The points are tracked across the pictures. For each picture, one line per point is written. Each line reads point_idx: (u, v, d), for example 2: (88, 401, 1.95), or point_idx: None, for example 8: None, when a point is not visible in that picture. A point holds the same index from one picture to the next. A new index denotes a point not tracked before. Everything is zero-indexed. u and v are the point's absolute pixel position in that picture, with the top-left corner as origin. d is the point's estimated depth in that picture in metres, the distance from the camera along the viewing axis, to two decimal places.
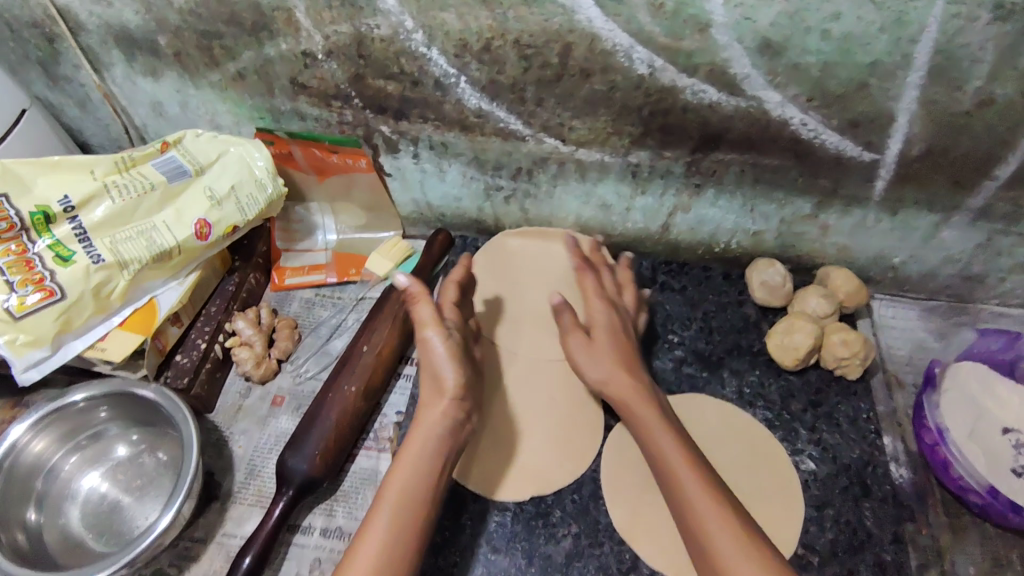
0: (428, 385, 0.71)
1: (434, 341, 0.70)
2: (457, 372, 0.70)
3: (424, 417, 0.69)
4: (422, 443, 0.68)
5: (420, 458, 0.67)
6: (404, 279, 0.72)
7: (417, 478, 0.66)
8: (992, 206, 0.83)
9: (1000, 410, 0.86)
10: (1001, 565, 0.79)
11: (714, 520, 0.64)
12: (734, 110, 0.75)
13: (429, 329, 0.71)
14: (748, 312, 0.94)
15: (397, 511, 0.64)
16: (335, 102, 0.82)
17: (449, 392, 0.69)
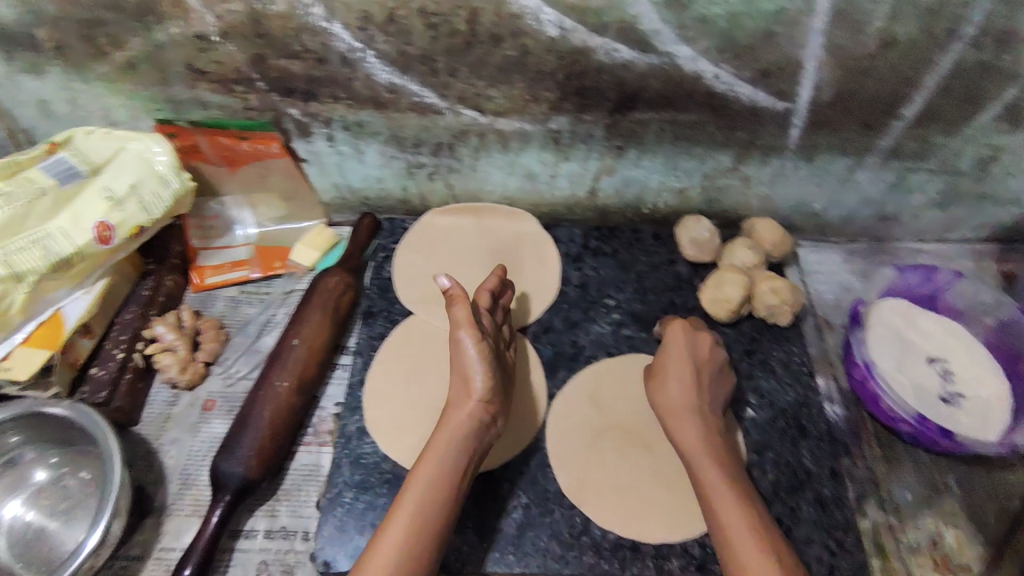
0: (457, 387, 0.71)
1: (466, 343, 0.70)
2: (487, 376, 0.70)
3: (451, 420, 0.69)
4: (447, 449, 0.67)
5: (444, 461, 0.66)
6: (445, 280, 0.73)
7: (439, 481, 0.65)
8: (901, 145, 0.86)
9: (923, 342, 0.91)
10: (934, 486, 0.83)
11: (739, 516, 0.64)
12: (648, 68, 0.75)
13: (462, 330, 0.70)
14: (680, 269, 0.95)
15: (422, 517, 0.62)
16: (238, 87, 0.77)
17: (476, 394, 0.69)
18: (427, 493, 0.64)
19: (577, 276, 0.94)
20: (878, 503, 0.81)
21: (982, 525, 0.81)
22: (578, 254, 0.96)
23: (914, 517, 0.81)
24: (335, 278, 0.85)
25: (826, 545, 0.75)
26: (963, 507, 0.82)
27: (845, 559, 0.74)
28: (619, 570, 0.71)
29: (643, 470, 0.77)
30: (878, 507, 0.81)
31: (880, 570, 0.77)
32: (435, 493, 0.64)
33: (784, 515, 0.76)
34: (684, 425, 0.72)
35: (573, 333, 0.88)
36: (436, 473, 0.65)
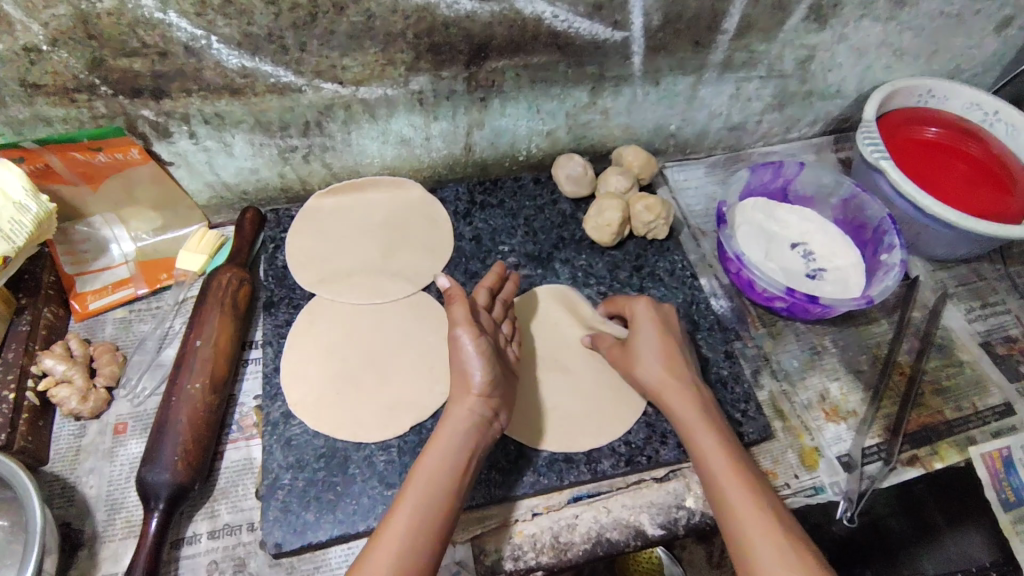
0: (456, 383, 0.72)
1: (464, 339, 0.71)
2: (485, 370, 0.71)
3: (454, 415, 0.70)
4: (444, 447, 0.67)
5: (446, 452, 0.67)
6: (444, 280, 0.75)
7: (437, 478, 0.65)
8: (730, 57, 0.95)
9: (784, 231, 1.02)
10: (815, 350, 0.94)
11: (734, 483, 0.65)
12: (490, 16, 0.79)
13: (459, 326, 0.72)
14: (563, 206, 1.01)
15: (421, 509, 0.63)
16: (80, 96, 0.75)
17: (474, 388, 0.70)
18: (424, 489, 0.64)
19: (469, 230, 0.97)
20: (771, 374, 0.91)
21: (859, 373, 0.92)
22: (466, 210, 0.99)
23: (803, 379, 0.91)
24: (228, 274, 0.83)
25: (733, 418, 0.83)
26: (842, 361, 0.93)
27: (751, 425, 0.83)
28: (558, 481, 0.76)
29: (554, 394, 0.82)
30: (771, 377, 0.91)
31: (782, 430, 0.86)
32: (432, 488, 0.64)
33: None
34: (673, 403, 0.73)
35: (474, 283, 0.92)
36: (434, 470, 0.65)
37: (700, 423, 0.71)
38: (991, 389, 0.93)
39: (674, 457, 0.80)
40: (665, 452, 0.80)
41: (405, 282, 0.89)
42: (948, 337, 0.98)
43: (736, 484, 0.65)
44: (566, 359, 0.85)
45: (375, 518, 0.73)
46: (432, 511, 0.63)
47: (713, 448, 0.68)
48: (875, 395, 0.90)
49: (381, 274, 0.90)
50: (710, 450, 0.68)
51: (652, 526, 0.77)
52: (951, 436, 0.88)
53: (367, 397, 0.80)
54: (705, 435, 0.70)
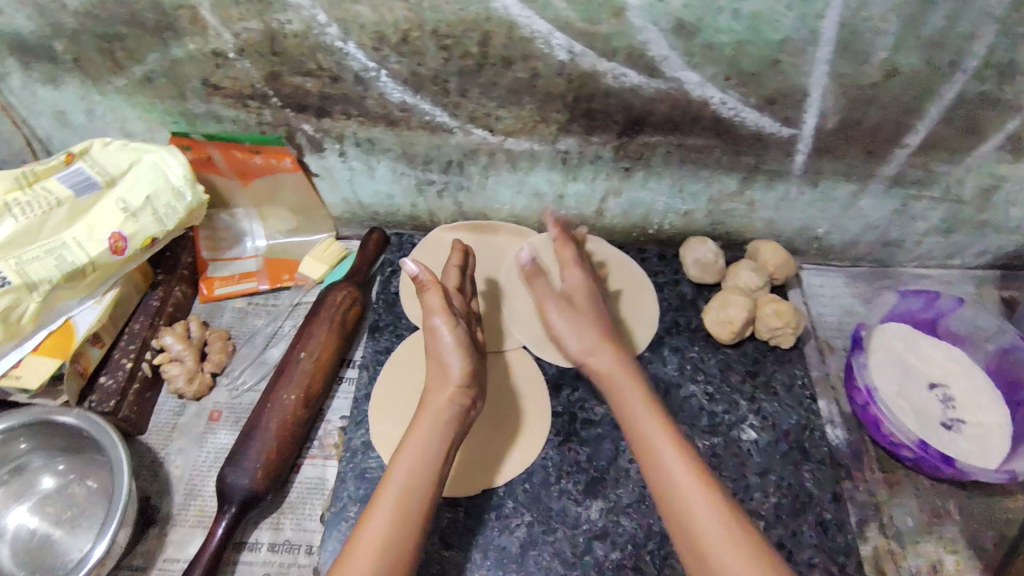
0: (435, 374, 0.73)
1: (442, 330, 0.74)
2: (464, 361, 0.72)
3: (429, 405, 0.70)
4: (425, 436, 0.68)
5: (427, 444, 0.67)
6: (411, 265, 0.77)
7: (421, 469, 0.65)
8: (902, 172, 0.87)
9: (925, 367, 0.92)
10: (937, 513, 0.83)
11: (693, 486, 0.63)
12: (656, 93, 0.77)
13: (436, 316, 0.74)
14: (685, 290, 0.96)
15: (403, 498, 0.63)
16: (252, 102, 0.79)
17: (453, 379, 0.71)
18: (402, 491, 0.63)
19: None
20: (879, 529, 0.82)
21: (983, 552, 0.81)
22: None
23: (916, 543, 0.81)
24: (343, 292, 0.85)
25: (827, 570, 0.75)
26: (965, 534, 0.82)
27: None
28: None
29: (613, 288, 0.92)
30: (878, 530, 0.82)
31: None
32: (412, 484, 0.64)
33: (785, 538, 0.77)
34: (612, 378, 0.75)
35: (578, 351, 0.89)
36: (410, 467, 0.65)
37: (639, 401, 0.72)
38: None
39: None
40: None
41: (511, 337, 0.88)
42: None
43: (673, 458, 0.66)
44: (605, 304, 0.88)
45: None
46: (417, 489, 0.64)
47: (658, 434, 0.68)
48: None
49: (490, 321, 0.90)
50: (649, 427, 0.69)
51: None
52: None
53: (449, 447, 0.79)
54: (651, 421, 0.70)
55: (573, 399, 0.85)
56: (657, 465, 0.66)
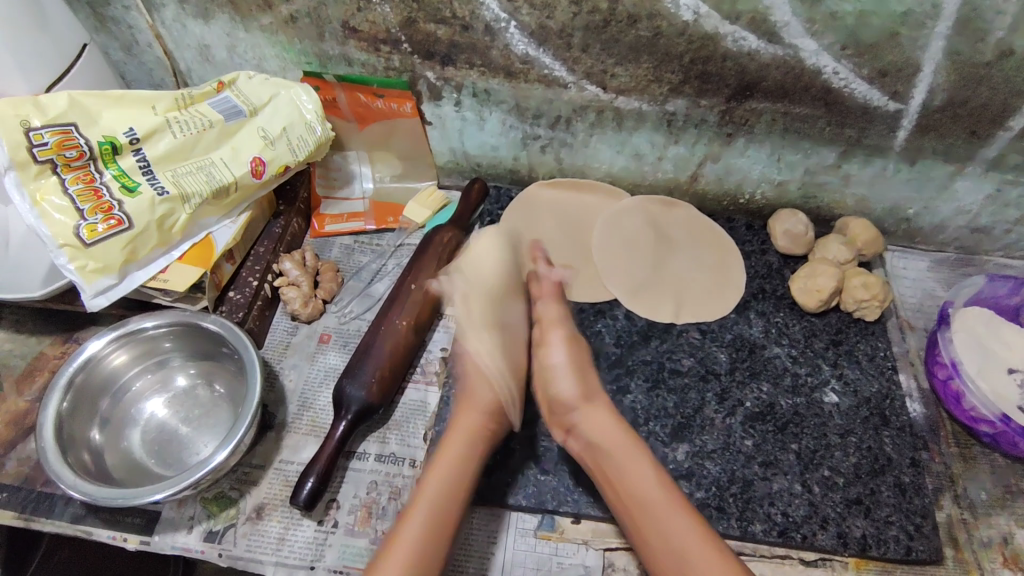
0: (465, 401, 0.75)
1: (474, 362, 0.78)
2: (492, 386, 0.76)
3: (464, 424, 0.72)
4: (455, 448, 0.70)
5: (457, 458, 0.69)
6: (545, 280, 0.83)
7: (452, 483, 0.67)
8: (1003, 155, 0.88)
9: (1006, 352, 0.90)
10: (1010, 490, 0.85)
11: (660, 506, 0.64)
12: (772, 58, 0.80)
13: (470, 343, 0.78)
14: (771, 259, 0.98)
15: (434, 505, 0.65)
16: (384, 47, 0.85)
17: (474, 404, 0.74)
18: (438, 502, 0.65)
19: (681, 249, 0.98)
20: (953, 499, 0.84)
21: None
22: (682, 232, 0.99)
23: (988, 515, 0.83)
24: (450, 234, 0.91)
25: (903, 528, 0.78)
26: None
27: (921, 542, 0.77)
28: None
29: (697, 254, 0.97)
30: (952, 500, 0.84)
31: (952, 559, 0.80)
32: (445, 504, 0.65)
33: (863, 495, 0.80)
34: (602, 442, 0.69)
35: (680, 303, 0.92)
36: (443, 486, 0.66)
37: (606, 416, 0.71)
38: None
39: (830, 545, 0.76)
40: (823, 537, 0.76)
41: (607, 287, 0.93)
42: None
43: (688, 525, 0.63)
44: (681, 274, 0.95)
45: (525, 496, 0.78)
46: (448, 506, 0.65)
47: (652, 490, 0.66)
48: None
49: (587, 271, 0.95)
50: (648, 489, 0.66)
51: None
52: None
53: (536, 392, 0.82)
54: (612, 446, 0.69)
55: (661, 351, 0.89)
56: (623, 482, 0.67)
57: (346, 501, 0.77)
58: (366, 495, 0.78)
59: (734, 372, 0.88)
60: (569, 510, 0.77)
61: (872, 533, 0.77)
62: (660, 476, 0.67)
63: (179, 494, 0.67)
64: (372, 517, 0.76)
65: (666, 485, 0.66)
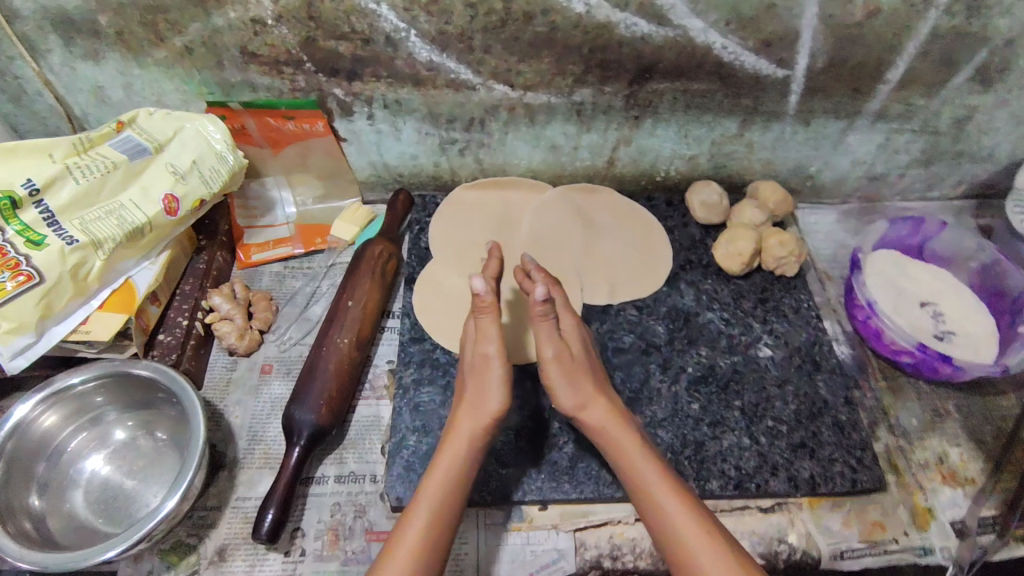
0: (469, 401, 0.70)
1: (490, 359, 0.69)
2: (501, 393, 0.69)
3: (461, 431, 0.69)
4: (449, 457, 0.67)
5: (451, 469, 0.67)
6: (481, 282, 0.69)
7: (448, 493, 0.65)
8: (885, 107, 0.95)
9: (914, 288, 0.98)
10: (937, 413, 0.91)
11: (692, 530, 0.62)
12: (664, 40, 0.84)
13: (490, 343, 0.69)
14: (693, 231, 1.03)
15: (435, 515, 0.64)
16: (287, 69, 0.84)
17: (483, 406, 0.69)
18: (436, 510, 0.64)
19: (610, 221, 1.01)
20: (889, 429, 0.89)
21: (980, 443, 0.89)
22: (616, 208, 1.03)
23: (921, 439, 0.89)
24: (380, 246, 0.91)
25: (846, 463, 0.83)
26: (964, 428, 0.90)
27: (865, 473, 0.82)
28: None
29: (630, 229, 1.01)
30: (887, 430, 0.89)
31: (895, 484, 0.84)
32: (442, 510, 0.65)
33: (807, 438, 0.84)
34: (610, 432, 0.70)
35: (613, 275, 0.96)
36: (439, 495, 0.65)
37: (627, 441, 0.70)
38: None
39: (783, 490, 0.80)
40: (775, 484, 0.80)
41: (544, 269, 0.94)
42: None
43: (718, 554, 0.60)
44: (612, 250, 0.99)
45: (488, 492, 0.77)
46: (444, 521, 0.64)
47: (682, 522, 0.63)
48: (997, 468, 0.87)
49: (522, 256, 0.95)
50: (684, 531, 0.63)
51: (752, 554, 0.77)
52: None
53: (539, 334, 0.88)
54: (646, 470, 0.67)
55: (602, 331, 0.92)
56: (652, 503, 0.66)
57: (310, 528, 0.76)
58: (331, 518, 0.77)
59: (673, 341, 0.91)
60: (535, 498, 0.77)
61: (819, 472, 0.82)
62: (692, 502, 0.65)
63: (132, 550, 0.65)
64: (339, 540, 0.75)
65: (697, 512, 0.64)
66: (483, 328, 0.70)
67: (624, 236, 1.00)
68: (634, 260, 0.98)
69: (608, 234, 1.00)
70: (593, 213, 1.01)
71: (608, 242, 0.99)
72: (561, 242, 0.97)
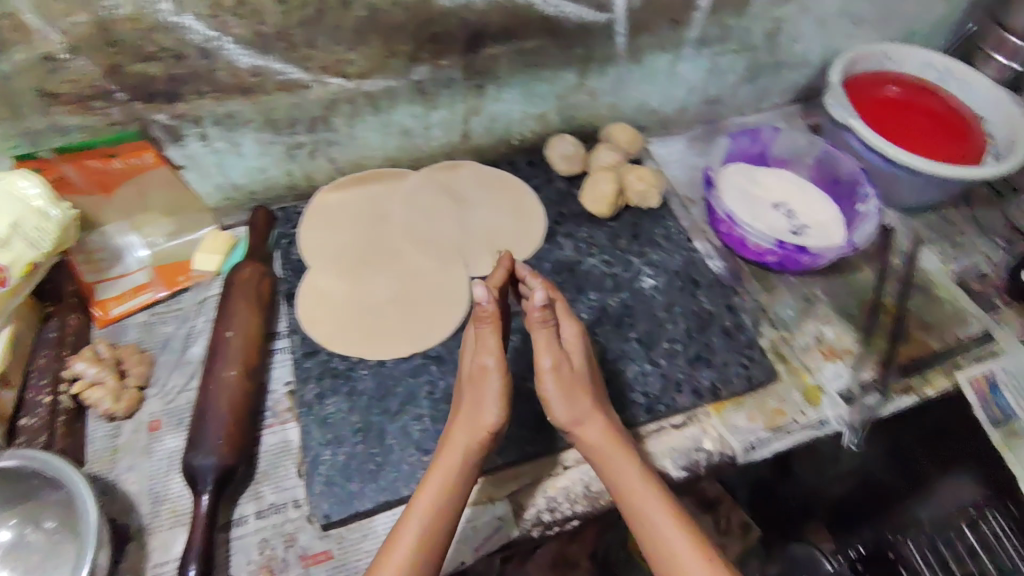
0: (466, 410, 0.71)
1: (488, 369, 0.71)
2: (497, 402, 0.71)
3: (456, 441, 0.70)
4: (446, 467, 0.69)
5: (447, 478, 0.68)
6: (483, 291, 0.71)
7: (447, 497, 0.67)
8: (704, 33, 1.01)
9: (764, 194, 1.06)
10: (808, 299, 1.00)
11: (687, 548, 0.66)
12: (485, 4, 0.84)
13: (489, 353, 0.71)
14: (559, 185, 1.05)
15: (431, 519, 0.66)
16: (97, 103, 0.77)
17: (479, 414, 0.70)
18: (432, 515, 0.66)
19: (478, 194, 1.02)
20: (771, 325, 0.96)
21: (848, 316, 0.98)
22: (480, 181, 1.04)
23: (799, 326, 0.96)
24: (248, 269, 0.86)
25: (740, 363, 0.89)
26: (832, 307, 0.99)
27: (757, 368, 0.89)
28: None
29: (499, 197, 1.02)
30: (769, 327, 0.96)
31: (786, 372, 0.91)
32: (435, 522, 0.66)
33: (701, 350, 0.89)
34: (604, 449, 0.72)
35: (493, 243, 0.97)
36: (437, 500, 0.67)
37: (621, 460, 0.72)
38: (970, 320, 1.00)
39: (688, 403, 0.85)
40: (681, 399, 0.85)
41: (428, 255, 0.94)
42: (925, 278, 1.04)
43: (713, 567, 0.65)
44: (486, 220, 0.99)
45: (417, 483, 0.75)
46: (441, 522, 0.66)
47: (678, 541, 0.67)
48: (866, 335, 0.96)
49: (403, 249, 0.94)
50: (680, 550, 0.66)
51: (675, 469, 0.81)
52: (940, 363, 0.95)
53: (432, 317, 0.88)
54: (640, 486, 0.70)
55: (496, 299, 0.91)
56: (646, 520, 0.69)
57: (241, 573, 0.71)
58: (261, 556, 0.72)
59: (563, 293, 0.93)
60: None
61: (718, 378, 0.87)
62: (685, 519, 0.69)
63: None
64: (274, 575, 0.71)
65: (691, 529, 0.68)
66: (481, 336, 0.72)
67: (494, 204, 1.01)
68: (510, 224, 0.99)
69: (479, 206, 1.01)
70: (460, 190, 1.01)
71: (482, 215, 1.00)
72: (435, 225, 0.97)
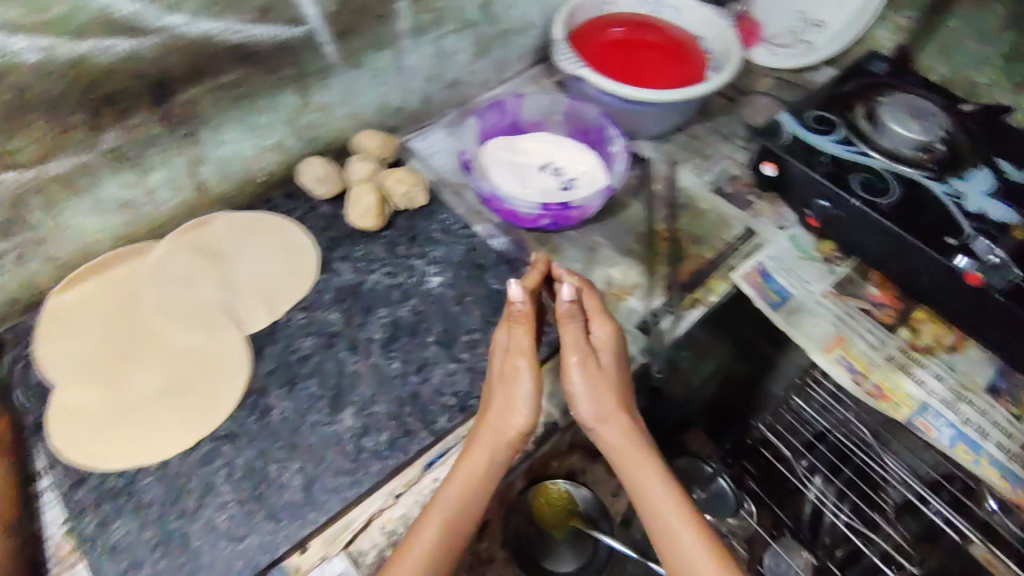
0: (492, 417, 0.75)
1: (522, 374, 0.75)
2: (530, 406, 0.75)
3: (478, 449, 0.74)
4: (471, 472, 0.72)
5: (472, 480, 0.72)
6: (519, 291, 0.77)
7: (466, 502, 0.71)
8: (416, 21, 0.99)
9: (528, 159, 1.07)
10: (592, 248, 1.03)
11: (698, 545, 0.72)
12: (156, 50, 0.76)
13: (522, 357, 0.76)
14: (322, 210, 1.00)
15: (448, 528, 0.69)
16: None
17: (501, 427, 0.74)
18: (448, 524, 0.70)
19: (233, 242, 0.94)
20: None
21: (629, 253, 1.02)
22: (233, 228, 0.96)
23: (588, 276, 1.00)
24: None
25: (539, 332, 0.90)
26: (614, 248, 1.03)
27: (554, 332, 0.91)
28: (403, 455, 0.77)
29: (258, 240, 0.95)
30: None
31: None
32: (452, 530, 0.70)
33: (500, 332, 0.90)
34: (624, 450, 0.78)
35: (263, 291, 0.90)
36: (454, 507, 0.70)
37: (647, 466, 0.77)
38: (732, 223, 1.08)
39: None
40: None
41: (192, 327, 0.85)
42: (688, 195, 1.12)
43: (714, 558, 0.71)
44: (250, 267, 0.92)
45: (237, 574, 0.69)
46: (458, 528, 0.70)
47: (689, 537, 0.73)
48: (649, 266, 1.01)
49: (161, 328, 0.85)
50: (688, 543, 0.72)
51: None
52: (716, 270, 1.02)
53: (213, 394, 0.80)
54: (657, 488, 0.76)
55: (280, 350, 0.85)
56: (661, 518, 0.75)
57: None
58: None
59: (350, 320, 0.89)
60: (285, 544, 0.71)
61: None
62: (697, 520, 0.74)
63: None
64: None
65: (702, 528, 0.74)
66: (518, 342, 0.77)
67: (254, 248, 0.94)
68: (278, 266, 0.93)
69: (238, 255, 0.93)
70: (214, 244, 0.93)
71: (244, 263, 0.92)
72: (193, 290, 0.88)
